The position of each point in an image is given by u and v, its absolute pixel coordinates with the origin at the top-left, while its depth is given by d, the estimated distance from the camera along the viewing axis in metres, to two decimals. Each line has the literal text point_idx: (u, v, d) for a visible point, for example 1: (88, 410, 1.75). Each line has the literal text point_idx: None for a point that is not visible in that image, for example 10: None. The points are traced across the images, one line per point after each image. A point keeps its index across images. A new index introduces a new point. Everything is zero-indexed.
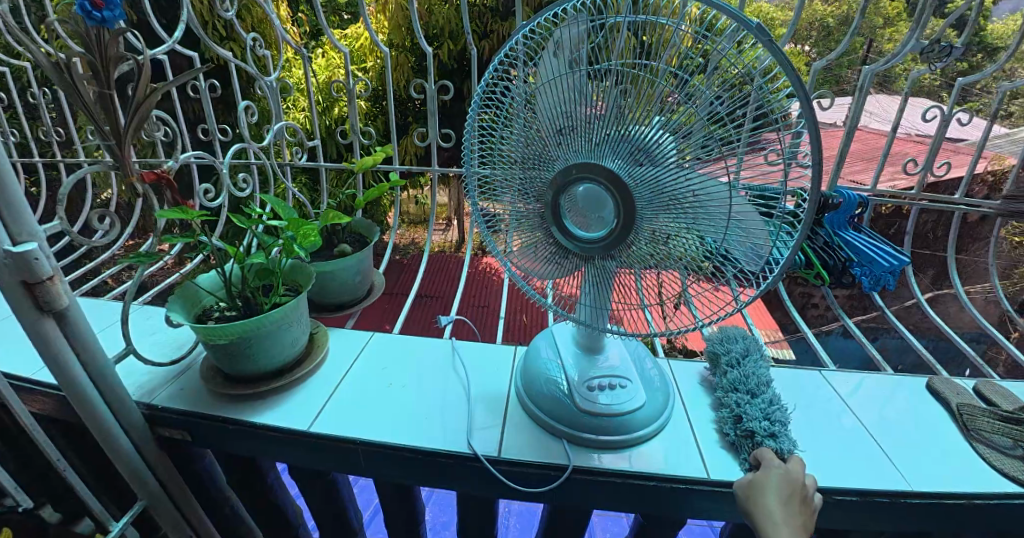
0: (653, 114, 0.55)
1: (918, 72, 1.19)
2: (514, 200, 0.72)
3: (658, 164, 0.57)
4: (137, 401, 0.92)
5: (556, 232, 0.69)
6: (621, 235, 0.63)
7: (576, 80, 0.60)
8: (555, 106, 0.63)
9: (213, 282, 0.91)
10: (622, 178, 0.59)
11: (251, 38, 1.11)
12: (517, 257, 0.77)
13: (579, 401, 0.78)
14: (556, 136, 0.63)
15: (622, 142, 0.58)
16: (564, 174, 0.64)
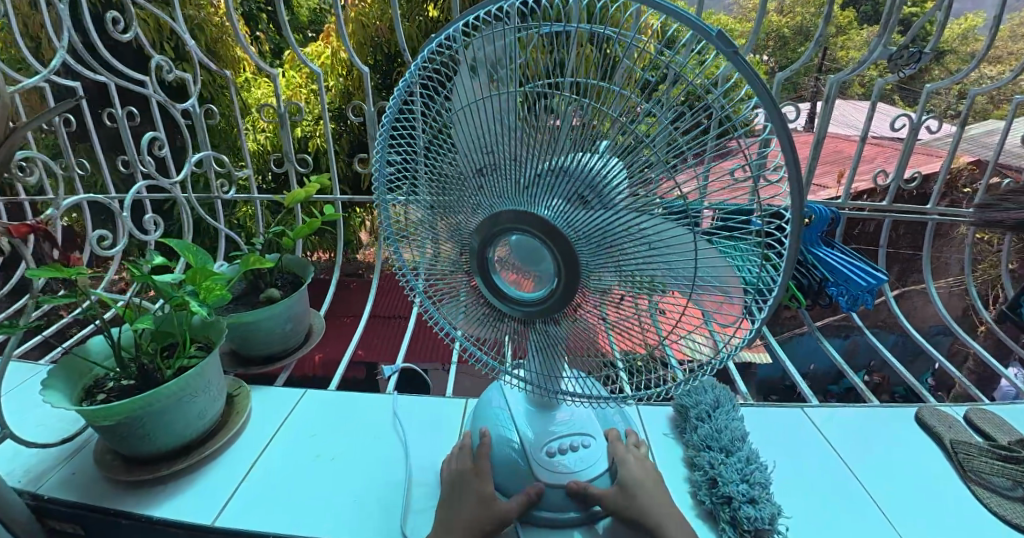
0: (591, 147, 0.45)
1: (884, 78, 1.14)
2: (440, 248, 0.62)
3: (599, 206, 0.47)
4: (20, 491, 0.77)
5: (489, 286, 0.60)
6: (563, 293, 0.53)
7: (496, 110, 0.51)
8: (475, 138, 0.53)
9: (105, 348, 0.79)
10: (558, 228, 0.49)
11: (161, 59, 0.98)
12: (448, 314, 0.68)
13: (536, 471, 0.68)
14: (478, 175, 0.54)
15: (556, 182, 0.48)
16: (491, 221, 0.54)
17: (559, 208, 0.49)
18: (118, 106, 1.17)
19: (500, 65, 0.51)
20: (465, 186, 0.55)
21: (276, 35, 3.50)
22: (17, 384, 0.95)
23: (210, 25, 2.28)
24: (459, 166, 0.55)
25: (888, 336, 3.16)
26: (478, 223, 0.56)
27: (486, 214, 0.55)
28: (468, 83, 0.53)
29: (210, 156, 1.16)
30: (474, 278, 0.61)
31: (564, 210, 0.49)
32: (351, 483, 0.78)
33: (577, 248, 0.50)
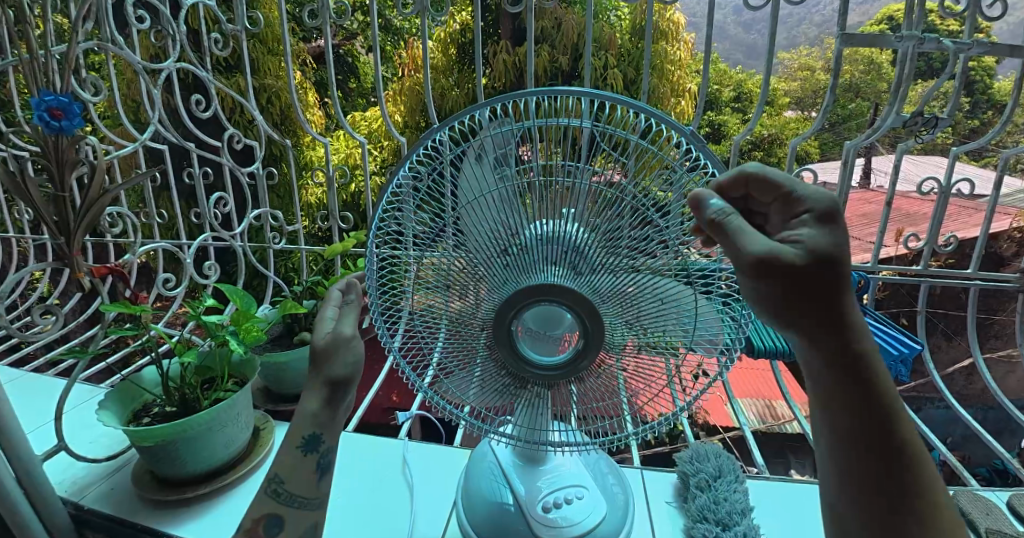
0: (612, 219, 0.53)
1: (907, 143, 1.15)
2: (446, 330, 0.61)
3: (614, 270, 0.54)
4: (65, 499, 0.87)
5: (507, 360, 0.60)
6: (587, 352, 0.58)
7: (508, 194, 0.54)
8: (494, 221, 0.55)
9: (155, 377, 0.88)
10: (588, 296, 0.55)
11: (232, 131, 1.13)
12: (445, 393, 0.66)
13: (535, 527, 0.69)
14: (501, 255, 0.55)
15: (578, 254, 0.53)
16: (520, 296, 0.55)
17: (584, 274, 0.54)
18: (196, 166, 1.33)
19: (510, 154, 0.57)
20: (484, 267, 0.56)
21: (341, 101, 3.87)
22: (79, 403, 1.06)
23: (282, 93, 2.57)
24: (475, 249, 0.56)
25: (956, 413, 2.90)
26: (506, 299, 0.56)
27: (513, 290, 0.56)
28: (479, 170, 0.58)
29: (267, 213, 1.30)
30: (486, 353, 0.61)
31: (584, 275, 0.54)
32: (357, 522, 0.82)
33: (601, 308, 0.56)
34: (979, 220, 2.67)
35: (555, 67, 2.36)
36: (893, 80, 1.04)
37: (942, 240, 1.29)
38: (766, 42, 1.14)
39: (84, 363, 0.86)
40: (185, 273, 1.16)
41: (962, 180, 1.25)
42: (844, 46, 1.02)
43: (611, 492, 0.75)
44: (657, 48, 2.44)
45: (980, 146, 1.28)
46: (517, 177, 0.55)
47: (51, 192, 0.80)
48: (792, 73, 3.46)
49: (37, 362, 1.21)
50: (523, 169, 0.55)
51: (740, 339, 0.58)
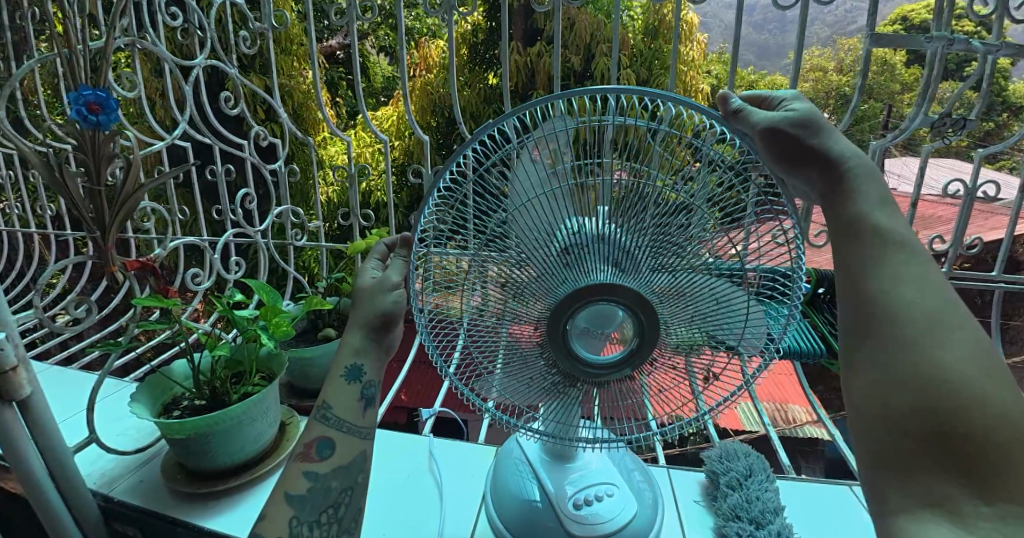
0: (669, 219, 0.53)
1: (934, 144, 1.14)
2: (495, 331, 0.61)
3: (672, 270, 0.54)
4: (95, 491, 0.88)
5: (559, 359, 0.60)
6: (640, 349, 0.59)
7: (564, 194, 0.54)
8: (547, 222, 0.54)
9: (185, 370, 0.89)
10: (646, 295, 0.55)
11: (259, 129, 1.14)
12: (487, 391, 0.66)
13: (566, 524, 0.69)
14: (557, 256, 0.55)
15: (635, 254, 0.54)
16: (578, 296, 0.55)
17: (640, 274, 0.55)
18: (219, 163, 1.34)
19: (560, 154, 0.56)
20: (539, 268, 0.55)
21: (353, 100, 3.88)
22: (106, 397, 1.08)
23: (297, 92, 2.59)
24: (529, 250, 0.55)
25: None
26: (561, 300, 0.56)
27: (568, 290, 0.56)
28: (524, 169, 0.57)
29: (289, 210, 1.31)
30: (536, 353, 0.61)
31: (639, 274, 0.55)
32: (386, 517, 0.83)
33: (657, 306, 0.56)
34: (996, 223, 2.65)
35: (569, 67, 2.36)
36: (922, 81, 1.03)
37: (967, 242, 1.28)
38: (792, 43, 1.14)
39: (116, 356, 0.87)
40: (210, 269, 1.17)
41: (987, 182, 1.24)
42: (872, 45, 1.01)
43: (639, 488, 0.75)
44: (671, 48, 2.44)
45: (1005, 148, 1.27)
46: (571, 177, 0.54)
47: (87, 187, 0.81)
48: None
49: (64, 356, 1.22)
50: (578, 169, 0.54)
51: (786, 339, 0.58)
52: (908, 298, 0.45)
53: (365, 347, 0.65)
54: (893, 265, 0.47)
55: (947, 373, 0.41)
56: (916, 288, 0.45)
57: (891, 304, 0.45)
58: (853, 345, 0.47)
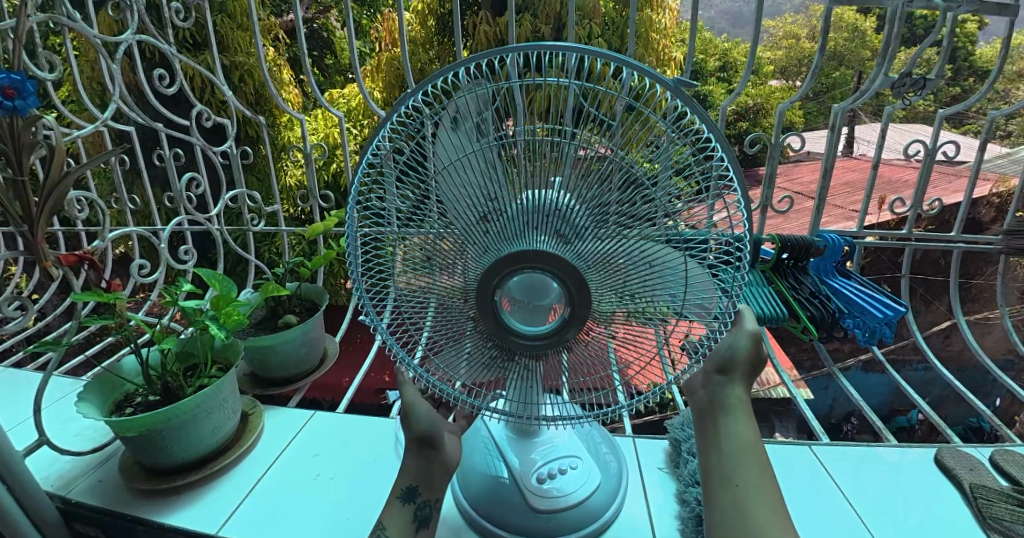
0: (595, 184, 0.51)
1: (895, 105, 1.14)
2: (430, 305, 0.60)
3: (600, 237, 0.52)
4: (52, 493, 0.85)
5: (491, 332, 0.59)
6: (575, 321, 0.57)
7: (484, 160, 0.53)
8: (471, 190, 0.53)
9: (135, 367, 0.86)
10: (568, 263, 0.53)
11: (202, 109, 1.07)
12: (431, 367, 0.65)
13: (530, 499, 0.69)
14: (481, 224, 0.54)
15: (558, 222, 0.52)
16: (502, 265, 0.54)
17: (569, 242, 0.53)
18: (166, 147, 1.27)
19: (489, 119, 0.55)
20: (463, 236, 0.55)
21: (317, 79, 3.73)
22: (60, 397, 1.04)
23: (254, 71, 2.48)
24: (455, 217, 0.54)
25: (935, 375, 2.98)
26: (486, 269, 0.55)
27: (494, 258, 0.55)
28: (457, 134, 0.56)
29: (243, 194, 1.25)
30: (470, 324, 0.60)
31: (569, 243, 0.53)
32: (351, 501, 0.81)
33: (587, 276, 0.55)
34: (958, 186, 2.70)
35: (538, 38, 2.29)
36: (881, 41, 1.02)
37: (928, 203, 1.30)
38: (755, 4, 1.11)
39: (59, 355, 0.83)
40: (160, 261, 1.13)
41: (948, 142, 1.24)
42: (832, 6, 1.00)
43: (605, 461, 0.75)
44: (641, 16, 2.39)
45: (965, 109, 1.27)
46: (495, 142, 0.53)
47: (10, 177, 0.76)
48: (777, 39, 3.45)
49: (14, 357, 1.16)
50: (502, 134, 0.53)
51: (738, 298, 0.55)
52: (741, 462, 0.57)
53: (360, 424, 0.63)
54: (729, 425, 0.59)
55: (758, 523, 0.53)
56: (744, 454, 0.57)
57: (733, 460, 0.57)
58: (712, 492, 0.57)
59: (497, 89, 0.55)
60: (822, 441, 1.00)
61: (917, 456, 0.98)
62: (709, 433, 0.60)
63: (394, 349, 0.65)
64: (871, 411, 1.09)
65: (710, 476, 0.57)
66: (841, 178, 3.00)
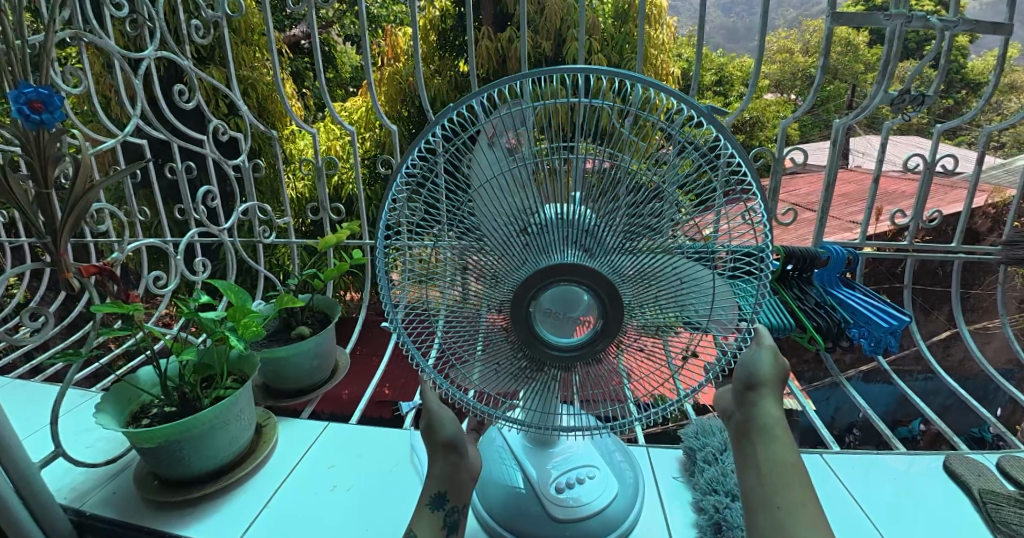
0: (624, 199, 0.53)
1: (894, 118, 1.17)
2: (462, 318, 0.61)
3: (631, 250, 0.54)
4: (66, 505, 0.85)
5: (523, 344, 0.60)
6: (607, 332, 0.58)
7: (517, 178, 0.54)
8: (506, 205, 0.55)
9: (152, 377, 0.87)
10: (603, 275, 0.54)
11: (218, 124, 1.09)
12: (459, 380, 0.65)
13: (550, 508, 0.69)
14: (517, 238, 0.55)
15: (591, 235, 0.54)
16: (539, 277, 0.55)
17: (600, 255, 0.54)
18: (179, 160, 1.29)
19: (519, 137, 0.56)
20: (499, 250, 0.56)
21: (321, 92, 3.77)
22: (72, 408, 1.04)
23: (260, 84, 2.51)
24: (489, 232, 0.56)
25: (936, 384, 2.99)
26: (520, 283, 0.56)
27: (529, 271, 0.56)
28: (488, 155, 0.58)
29: (255, 206, 1.26)
30: (501, 337, 0.61)
31: (600, 256, 0.55)
32: (368, 512, 0.82)
33: (619, 288, 0.56)
34: (954, 197, 2.74)
35: (540, 53, 2.33)
36: (880, 58, 1.05)
37: (928, 214, 1.32)
38: (756, 22, 1.15)
39: (77, 366, 0.83)
40: (172, 272, 1.14)
41: (946, 155, 1.27)
42: (832, 24, 1.03)
43: (620, 469, 0.76)
44: (641, 32, 2.44)
45: (962, 122, 1.30)
46: (527, 159, 0.55)
47: (35, 190, 0.78)
48: (772, 54, 3.51)
49: (24, 368, 1.17)
50: (533, 152, 0.55)
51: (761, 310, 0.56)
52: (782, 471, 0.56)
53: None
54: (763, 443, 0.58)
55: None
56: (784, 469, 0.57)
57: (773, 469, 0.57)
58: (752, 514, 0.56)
59: (526, 108, 0.57)
60: (832, 449, 1.01)
61: (926, 463, 0.99)
62: (748, 456, 0.58)
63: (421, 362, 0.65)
64: (880, 420, 1.10)
65: (751, 499, 0.56)
66: (838, 190, 3.03)
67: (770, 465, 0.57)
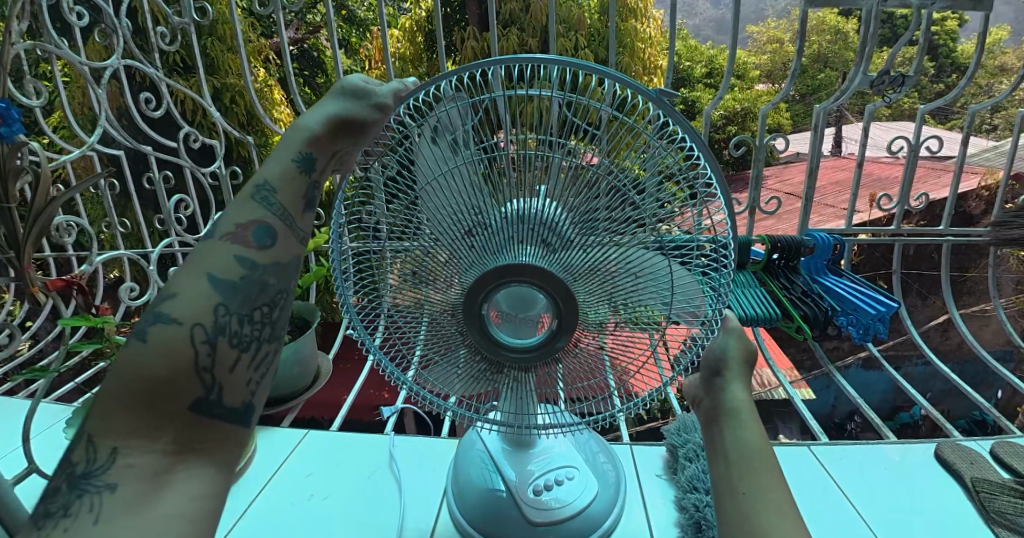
0: (578, 196, 0.51)
1: (876, 103, 1.15)
2: (419, 320, 0.60)
3: (587, 247, 0.52)
4: None
5: (481, 345, 0.59)
6: (563, 331, 0.57)
7: (468, 176, 0.53)
8: (457, 204, 0.53)
9: None
10: (554, 274, 0.53)
11: (190, 130, 1.07)
12: (423, 382, 0.65)
13: (527, 511, 0.68)
14: (468, 238, 0.54)
15: (544, 233, 0.52)
16: (490, 277, 0.54)
17: (554, 253, 0.53)
18: (154, 169, 1.27)
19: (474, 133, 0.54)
20: (451, 250, 0.55)
21: (309, 98, 3.76)
22: (49, 425, 1.02)
23: (244, 91, 2.49)
24: (439, 232, 0.54)
25: (935, 369, 2.98)
26: (472, 283, 0.55)
27: (482, 271, 0.55)
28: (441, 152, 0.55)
29: (233, 214, 1.24)
30: (459, 338, 0.60)
31: (554, 254, 0.53)
32: (345, 521, 0.79)
33: (574, 287, 0.55)
34: (947, 181, 2.73)
35: (525, 50, 2.31)
36: (859, 41, 1.03)
37: (915, 198, 1.31)
38: (732, 9, 1.13)
39: (47, 383, 0.82)
40: (149, 283, 1.12)
41: (931, 137, 1.25)
42: (809, 8, 1.01)
43: (602, 470, 0.75)
44: (625, 26, 2.42)
45: (947, 105, 1.28)
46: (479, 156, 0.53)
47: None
48: (761, 44, 3.50)
49: (2, 386, 1.15)
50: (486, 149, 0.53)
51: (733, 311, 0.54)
52: (746, 453, 0.49)
53: (234, 305, 0.40)
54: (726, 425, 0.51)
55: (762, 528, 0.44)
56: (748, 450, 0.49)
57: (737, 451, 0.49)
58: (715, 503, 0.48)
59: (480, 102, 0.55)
60: (820, 440, 1.00)
61: (917, 452, 0.97)
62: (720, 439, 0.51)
63: (384, 363, 0.64)
64: (870, 409, 1.08)
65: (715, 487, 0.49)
66: (830, 178, 3.02)
67: (735, 450, 0.50)
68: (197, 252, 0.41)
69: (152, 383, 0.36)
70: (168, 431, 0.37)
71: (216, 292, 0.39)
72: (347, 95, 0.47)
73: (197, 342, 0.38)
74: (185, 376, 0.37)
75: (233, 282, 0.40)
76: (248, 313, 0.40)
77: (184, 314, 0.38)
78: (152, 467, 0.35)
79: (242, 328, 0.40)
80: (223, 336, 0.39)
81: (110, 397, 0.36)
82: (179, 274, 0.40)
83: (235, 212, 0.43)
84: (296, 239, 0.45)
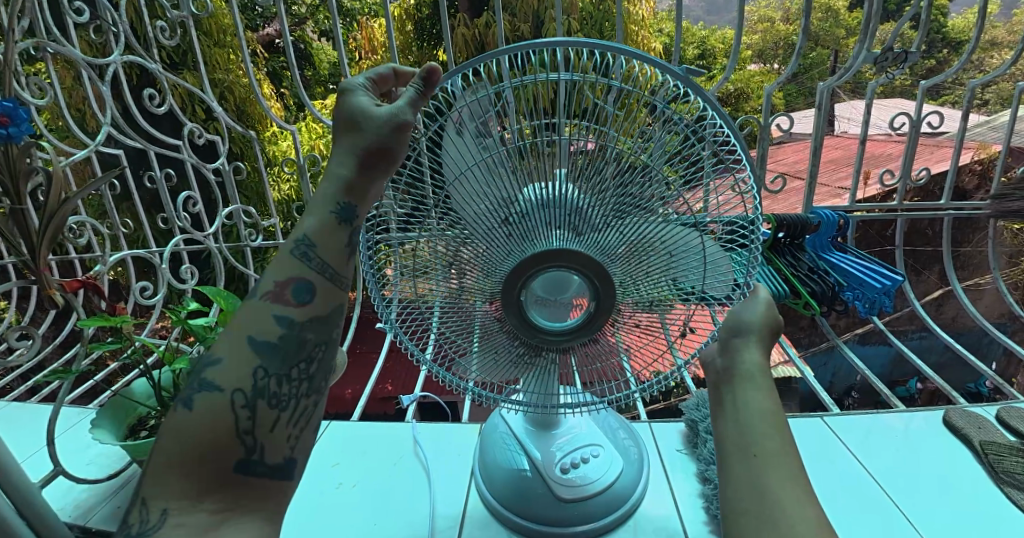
0: (607, 178, 0.51)
1: (878, 79, 1.16)
2: (454, 311, 0.60)
3: (618, 228, 0.53)
4: (70, 523, 0.84)
5: (518, 330, 0.60)
6: (600, 312, 0.58)
7: (495, 165, 0.52)
8: (486, 193, 0.53)
9: (146, 389, 0.88)
10: (597, 261, 0.54)
11: (193, 127, 1.06)
12: (456, 372, 0.66)
13: (556, 488, 0.69)
14: (501, 227, 0.54)
15: (576, 219, 0.53)
16: (528, 264, 0.55)
17: (587, 235, 0.54)
18: (156, 168, 1.25)
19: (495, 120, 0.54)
20: (484, 240, 0.55)
21: (300, 92, 3.70)
22: (69, 427, 1.03)
23: (236, 86, 2.46)
24: (471, 225, 0.54)
25: (931, 342, 3.03)
26: (510, 272, 0.56)
27: (518, 259, 0.55)
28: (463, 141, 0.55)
29: (239, 209, 1.24)
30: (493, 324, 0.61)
31: (588, 237, 0.54)
32: (374, 507, 0.80)
33: (610, 268, 0.56)
34: (941, 156, 2.75)
35: (519, 36, 2.30)
36: (862, 17, 1.04)
37: (917, 174, 1.32)
38: None
39: (69, 383, 0.82)
40: (160, 282, 1.12)
41: (931, 113, 1.26)
42: None
43: (625, 447, 0.76)
44: (620, 7, 2.41)
45: (947, 79, 1.29)
46: (503, 144, 0.53)
47: (8, 207, 0.76)
48: (753, 23, 3.49)
49: (17, 390, 1.15)
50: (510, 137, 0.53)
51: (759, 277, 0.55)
52: (762, 413, 0.47)
53: (272, 367, 0.45)
54: (741, 385, 0.49)
55: (770, 495, 0.42)
56: (764, 409, 0.47)
57: (751, 412, 0.47)
58: (725, 464, 0.46)
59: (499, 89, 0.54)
60: (831, 411, 1.02)
61: (927, 419, 1.00)
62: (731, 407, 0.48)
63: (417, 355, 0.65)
64: (879, 381, 1.11)
65: (725, 447, 0.47)
66: (826, 156, 3.03)
67: (751, 414, 0.47)
68: (244, 313, 0.46)
69: (201, 443, 0.43)
70: (213, 493, 0.43)
71: (257, 354, 0.45)
72: (366, 122, 0.46)
73: (238, 407, 0.44)
74: (229, 438, 0.44)
75: (273, 341, 0.45)
76: (286, 373, 0.46)
77: (225, 382, 0.44)
78: (200, 524, 0.41)
79: (280, 388, 0.46)
80: (262, 399, 0.45)
81: (165, 456, 0.42)
82: (224, 339, 0.46)
83: (276, 270, 0.47)
84: (338, 290, 0.49)
